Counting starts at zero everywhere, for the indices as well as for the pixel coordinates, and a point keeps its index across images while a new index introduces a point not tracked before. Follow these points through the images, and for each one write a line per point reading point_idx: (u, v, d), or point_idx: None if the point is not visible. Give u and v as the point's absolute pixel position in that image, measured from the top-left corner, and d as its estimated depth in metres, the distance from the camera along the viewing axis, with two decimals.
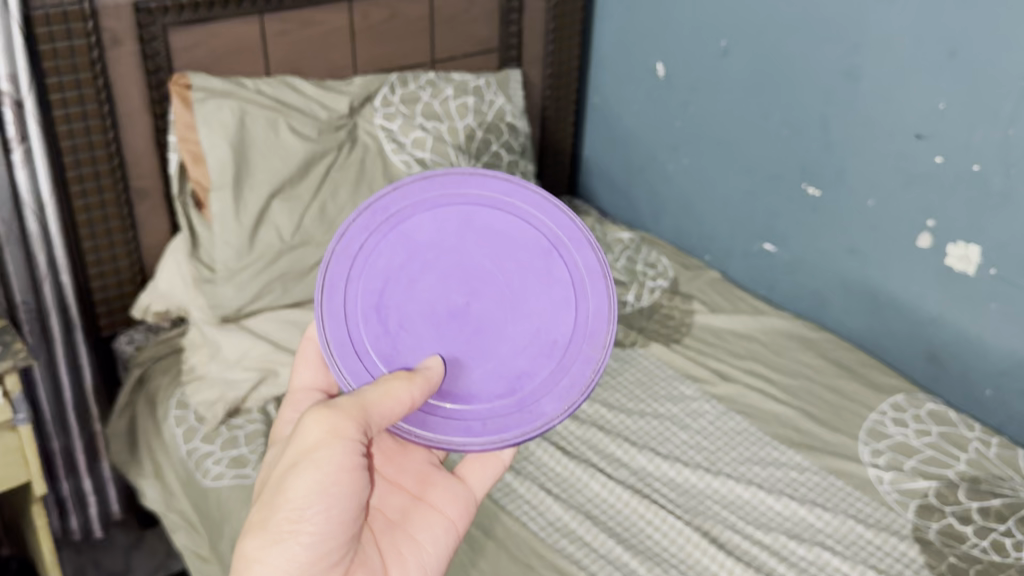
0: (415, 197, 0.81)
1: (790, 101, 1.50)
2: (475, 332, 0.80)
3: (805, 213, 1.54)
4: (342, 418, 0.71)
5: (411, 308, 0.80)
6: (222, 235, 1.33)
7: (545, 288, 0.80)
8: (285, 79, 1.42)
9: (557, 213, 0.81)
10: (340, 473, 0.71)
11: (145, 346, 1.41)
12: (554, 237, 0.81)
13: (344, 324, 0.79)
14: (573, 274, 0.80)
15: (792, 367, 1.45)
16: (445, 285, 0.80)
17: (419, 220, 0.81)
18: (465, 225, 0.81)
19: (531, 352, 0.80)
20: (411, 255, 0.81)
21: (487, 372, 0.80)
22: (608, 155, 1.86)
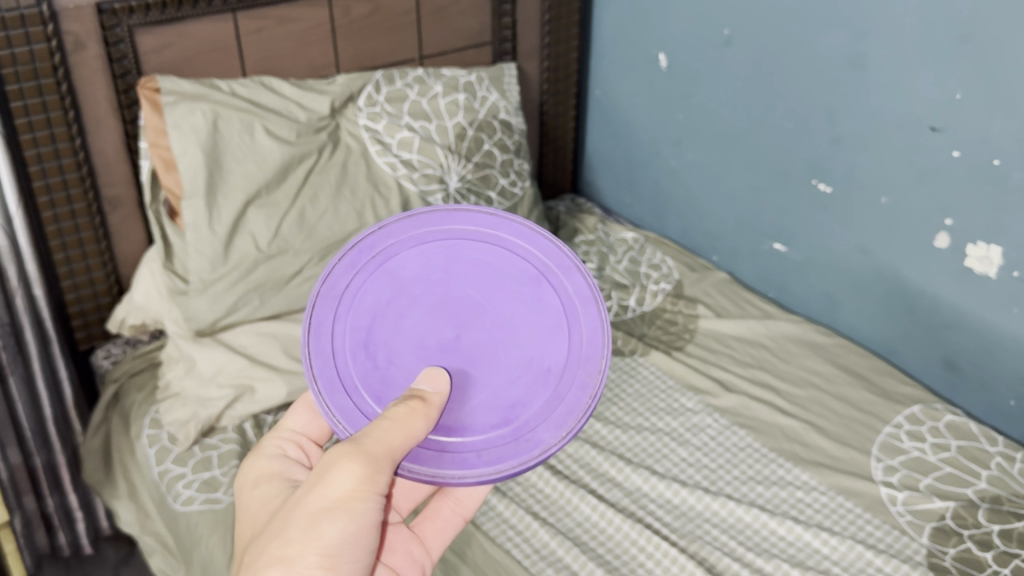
0: (400, 235, 0.79)
1: (795, 92, 1.39)
2: (465, 365, 0.76)
3: (815, 211, 1.43)
4: (381, 472, 0.67)
5: (398, 343, 0.76)
6: (195, 245, 1.28)
7: (534, 314, 0.77)
8: (262, 80, 1.36)
9: (550, 241, 0.79)
10: (364, 530, 0.67)
11: (122, 360, 1.35)
12: (543, 265, 0.78)
13: (332, 362, 0.76)
14: (564, 300, 0.78)
15: (802, 376, 1.36)
16: (434, 319, 0.77)
17: (406, 256, 0.79)
18: (451, 259, 0.79)
19: (526, 382, 0.76)
20: (398, 291, 0.78)
21: (482, 406, 0.75)
22: (611, 150, 1.77)
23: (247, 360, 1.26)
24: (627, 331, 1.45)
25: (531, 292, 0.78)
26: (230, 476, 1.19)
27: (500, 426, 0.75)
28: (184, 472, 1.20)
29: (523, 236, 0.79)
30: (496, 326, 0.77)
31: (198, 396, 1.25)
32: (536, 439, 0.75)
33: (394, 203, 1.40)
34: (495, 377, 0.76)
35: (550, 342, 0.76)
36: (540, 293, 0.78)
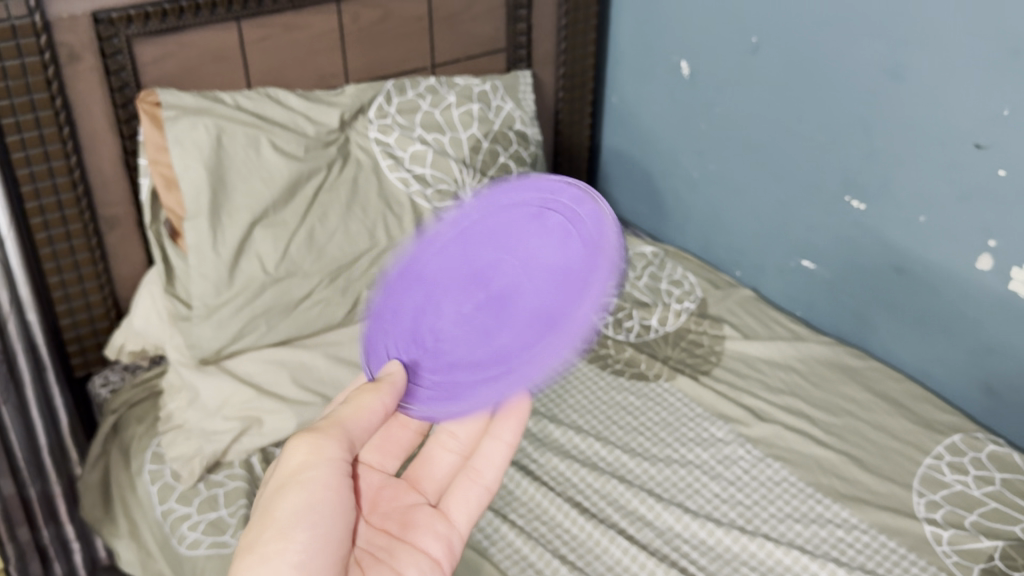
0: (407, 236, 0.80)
1: (826, 103, 1.32)
2: (497, 297, 0.76)
3: (848, 228, 1.37)
4: (326, 439, 0.69)
5: (443, 325, 0.75)
6: (198, 267, 1.21)
7: (537, 226, 0.77)
8: (268, 92, 1.29)
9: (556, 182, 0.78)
10: (325, 491, 0.68)
11: (121, 389, 1.28)
12: (541, 198, 0.78)
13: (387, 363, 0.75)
14: (564, 212, 0.77)
15: (834, 403, 1.30)
16: (455, 261, 0.77)
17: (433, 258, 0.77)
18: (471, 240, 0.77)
19: (555, 284, 0.73)
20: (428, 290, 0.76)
21: (520, 327, 0.74)
22: (628, 159, 1.70)
23: (255, 392, 1.20)
24: (650, 354, 1.39)
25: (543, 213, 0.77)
26: (237, 517, 1.12)
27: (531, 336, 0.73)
28: (188, 512, 1.13)
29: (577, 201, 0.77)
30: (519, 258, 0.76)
31: (203, 429, 1.18)
32: (571, 317, 0.71)
33: (407, 220, 1.33)
34: (529, 298, 0.74)
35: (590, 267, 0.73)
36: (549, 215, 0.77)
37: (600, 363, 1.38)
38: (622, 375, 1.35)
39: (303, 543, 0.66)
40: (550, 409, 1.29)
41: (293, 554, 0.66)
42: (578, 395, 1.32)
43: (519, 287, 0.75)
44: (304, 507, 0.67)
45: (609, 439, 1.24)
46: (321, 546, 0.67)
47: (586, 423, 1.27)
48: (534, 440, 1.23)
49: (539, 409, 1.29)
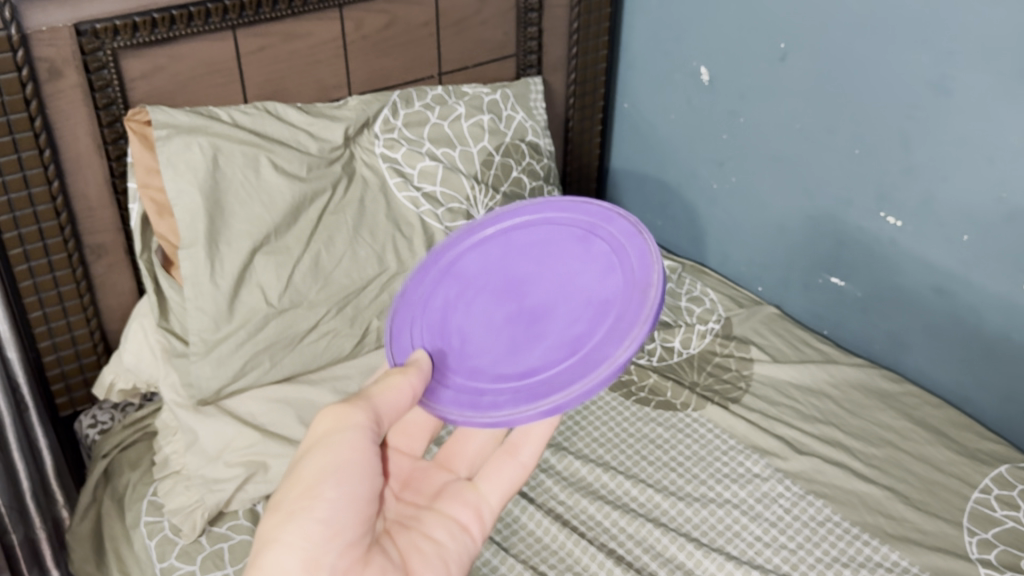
0: (459, 246, 0.95)
1: (862, 114, 1.25)
2: (532, 319, 0.87)
3: (882, 245, 1.30)
4: (352, 406, 0.72)
5: (471, 322, 0.88)
6: (195, 300, 1.11)
7: (580, 259, 0.90)
8: (267, 106, 1.20)
9: (586, 205, 0.95)
10: (353, 452, 0.70)
11: (112, 430, 1.19)
12: (588, 223, 0.93)
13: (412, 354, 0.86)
14: (611, 243, 0.90)
15: (873, 432, 1.23)
16: (499, 299, 0.90)
17: (469, 258, 0.94)
18: (505, 250, 0.94)
19: (587, 316, 0.84)
20: (465, 286, 0.91)
21: (550, 349, 0.84)
22: (640, 168, 1.62)
23: (259, 434, 1.10)
24: (676, 379, 1.31)
25: (595, 259, 0.90)
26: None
27: (572, 358, 0.82)
28: (191, 570, 1.03)
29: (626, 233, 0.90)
30: (556, 281, 0.89)
31: (205, 477, 1.09)
32: (601, 355, 0.80)
33: (417, 244, 1.25)
34: (558, 325, 0.86)
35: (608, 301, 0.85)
36: (592, 247, 0.91)
37: (623, 392, 1.29)
38: (648, 404, 1.27)
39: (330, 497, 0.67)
40: (574, 444, 1.21)
41: (322, 510, 0.67)
42: (603, 427, 1.24)
43: (552, 305, 0.88)
44: (333, 464, 0.69)
45: (640, 477, 1.16)
46: (348, 503, 0.68)
47: (614, 459, 1.19)
48: (560, 479, 1.15)
49: (562, 444, 1.20)
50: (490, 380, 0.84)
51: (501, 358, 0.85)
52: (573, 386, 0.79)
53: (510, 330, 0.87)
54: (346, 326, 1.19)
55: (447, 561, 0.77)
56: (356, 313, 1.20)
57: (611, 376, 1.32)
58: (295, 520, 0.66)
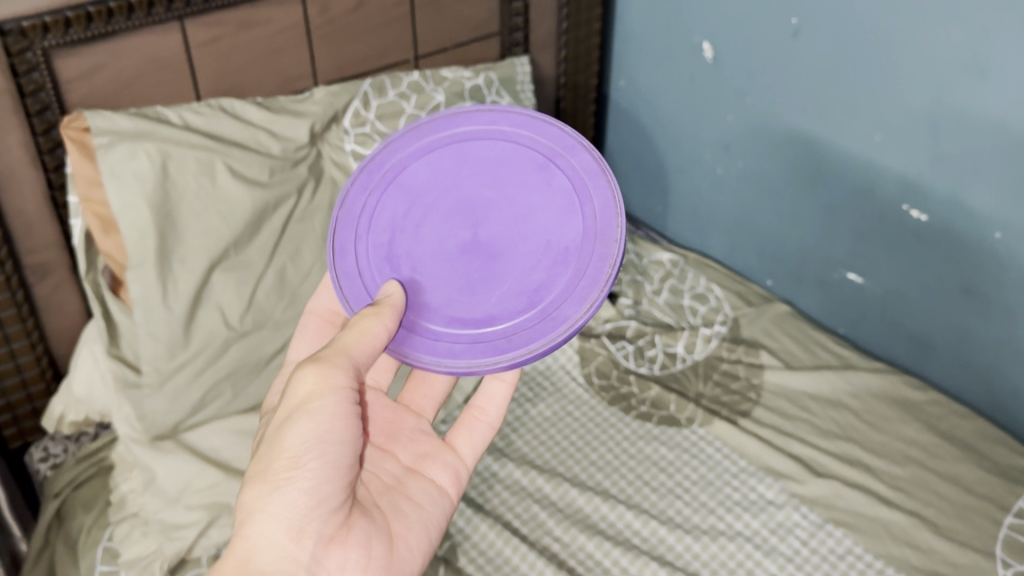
0: (405, 150, 0.81)
1: (882, 97, 1.12)
2: (487, 258, 0.76)
3: (905, 239, 1.19)
4: (330, 370, 0.70)
5: (419, 250, 0.77)
6: (146, 325, 1.00)
7: (545, 197, 0.77)
8: (222, 104, 1.07)
9: (547, 124, 0.79)
10: (332, 420, 0.70)
11: (65, 465, 1.08)
12: (549, 149, 0.78)
13: (359, 281, 0.77)
14: (573, 179, 0.77)
15: (894, 448, 1.14)
16: (451, 220, 0.78)
17: (416, 167, 0.80)
18: (458, 163, 0.80)
19: (544, 263, 0.75)
20: (412, 203, 0.79)
21: (507, 293, 0.75)
22: (639, 150, 1.50)
23: (223, 473, 1.01)
24: (679, 392, 1.20)
25: (557, 196, 0.76)
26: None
27: (527, 309, 0.74)
28: None
29: (589, 169, 0.77)
30: (512, 213, 0.77)
31: (163, 522, 0.99)
32: (560, 315, 0.73)
33: None
34: (516, 264, 0.76)
35: (562, 248, 0.75)
36: (549, 177, 0.77)
37: (623, 407, 1.19)
38: (650, 420, 1.17)
39: (314, 461, 0.68)
40: (570, 469, 1.11)
41: (305, 481, 0.68)
42: (601, 448, 1.13)
43: (509, 240, 0.76)
44: (314, 434, 0.69)
45: (643, 506, 1.06)
46: (332, 471, 0.69)
47: (614, 486, 1.09)
48: (555, 511, 1.06)
49: (558, 469, 1.11)
50: (443, 323, 0.75)
51: (453, 295, 0.76)
52: (532, 345, 0.73)
53: (457, 265, 0.77)
54: None
55: (427, 526, 0.79)
56: None
57: (608, 388, 1.21)
58: (280, 492, 0.68)
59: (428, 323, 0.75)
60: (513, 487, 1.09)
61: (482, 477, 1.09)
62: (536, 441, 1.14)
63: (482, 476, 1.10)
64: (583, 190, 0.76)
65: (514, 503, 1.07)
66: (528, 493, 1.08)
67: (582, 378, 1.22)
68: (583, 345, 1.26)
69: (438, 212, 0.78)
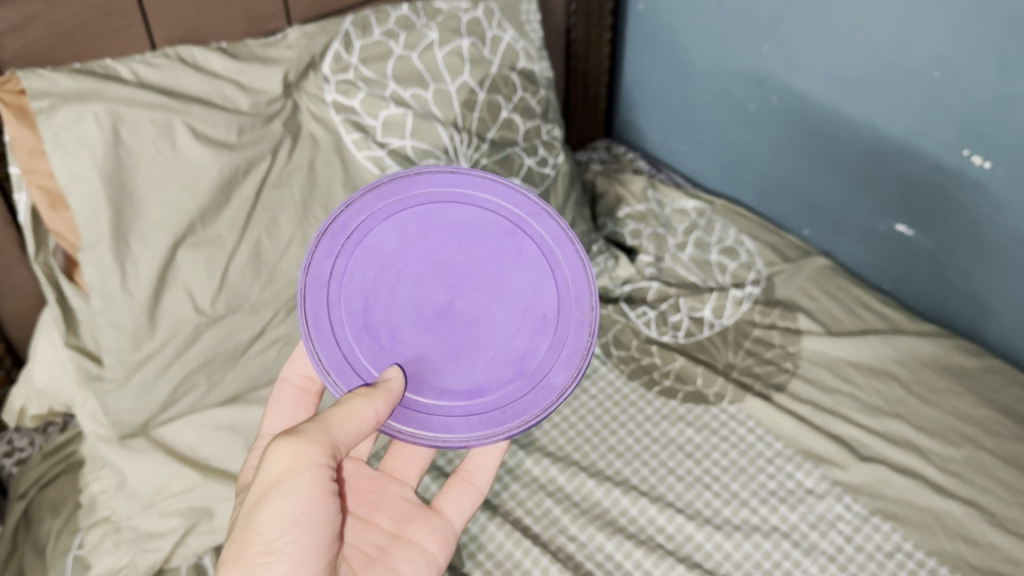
0: (370, 209, 0.72)
1: (944, 26, 0.96)
2: (466, 328, 0.72)
3: (965, 189, 1.04)
4: (308, 444, 0.61)
5: (396, 319, 0.72)
6: (106, 314, 0.88)
7: (517, 266, 0.73)
8: (181, 53, 0.93)
9: (509, 188, 0.74)
10: (309, 502, 0.60)
11: (29, 462, 0.98)
12: (515, 215, 0.74)
13: (339, 351, 0.70)
14: (541, 246, 0.74)
15: (948, 424, 1.02)
16: (426, 285, 0.72)
17: (381, 231, 0.72)
18: (426, 227, 0.73)
19: (525, 331, 0.73)
20: (382, 267, 0.72)
21: (490, 362, 0.72)
22: (658, 84, 1.35)
23: (199, 475, 0.91)
24: (707, 364, 1.09)
25: (528, 263, 0.73)
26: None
27: (515, 379, 0.72)
28: None
29: (558, 238, 0.74)
30: (486, 282, 0.73)
31: (136, 531, 0.89)
32: (550, 383, 0.72)
33: None
34: (496, 334, 0.73)
35: (544, 319, 0.73)
36: (517, 244, 0.74)
37: (644, 382, 1.07)
38: (675, 397, 1.06)
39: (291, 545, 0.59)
40: (587, 456, 1.00)
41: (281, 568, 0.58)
42: (620, 431, 1.02)
43: (487, 310, 0.73)
44: (290, 517, 0.59)
45: (667, 499, 0.96)
46: (309, 557, 0.60)
47: (635, 475, 0.98)
48: (570, 506, 0.95)
49: (573, 457, 1.00)
50: (428, 393, 0.71)
51: (436, 365, 0.72)
52: (527, 416, 0.71)
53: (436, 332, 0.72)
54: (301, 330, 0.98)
55: None
56: None
57: (628, 360, 1.10)
58: None
59: (412, 393, 0.71)
60: (524, 479, 0.98)
61: None
62: (549, 424, 1.03)
63: None
64: (558, 260, 0.74)
65: (525, 498, 0.96)
66: (541, 485, 0.97)
67: (599, 350, 1.11)
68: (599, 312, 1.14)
69: (411, 275, 0.72)
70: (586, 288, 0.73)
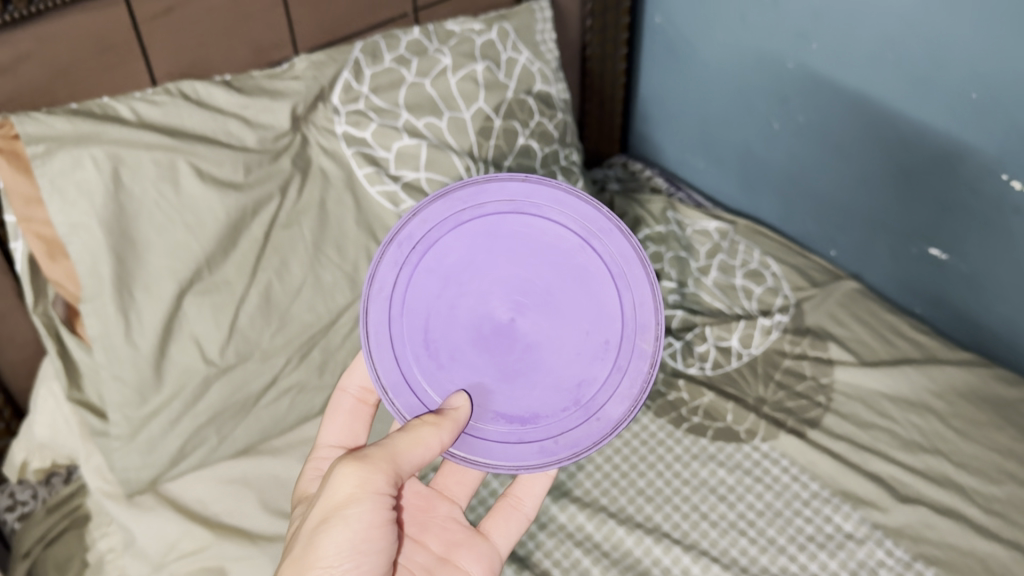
0: (437, 219, 0.69)
1: (983, 46, 0.92)
2: (527, 350, 0.69)
3: (1003, 215, 1.00)
4: (375, 472, 0.60)
5: (456, 336, 0.69)
6: (111, 367, 0.84)
7: (583, 285, 0.69)
8: (183, 88, 0.88)
9: (581, 200, 0.69)
10: (370, 531, 0.60)
11: (33, 516, 0.94)
12: (585, 229, 0.69)
13: (395, 363, 0.68)
14: (610, 266, 0.69)
15: (989, 460, 0.98)
16: (487, 301, 0.69)
17: (447, 242, 0.69)
18: (493, 238, 0.69)
19: (586, 356, 0.69)
20: (444, 282, 0.69)
21: (547, 388, 0.69)
22: (676, 99, 1.31)
23: (211, 534, 0.86)
24: (736, 398, 1.05)
25: (594, 284, 0.69)
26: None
27: (571, 407, 0.68)
28: None
29: (627, 256, 0.68)
30: (550, 301, 0.69)
31: None
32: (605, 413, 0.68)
33: None
34: (557, 357, 0.69)
35: (606, 344, 0.69)
36: (585, 262, 0.69)
37: (672, 419, 1.04)
38: (704, 435, 1.02)
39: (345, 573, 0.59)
40: (615, 501, 0.96)
41: None
42: (648, 473, 0.98)
43: (549, 331, 0.69)
44: (349, 545, 0.59)
45: (701, 547, 0.92)
46: None
47: (667, 521, 0.94)
48: (599, 556, 0.91)
49: (601, 501, 0.96)
50: (484, 417, 0.69)
51: (492, 388, 0.69)
52: (580, 447, 0.68)
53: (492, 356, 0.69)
54: (314, 377, 0.94)
55: None
56: (325, 359, 0.95)
57: (654, 396, 1.06)
58: None
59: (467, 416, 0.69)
60: (550, 527, 0.93)
61: None
62: (574, 467, 0.99)
63: None
64: (626, 282, 0.68)
65: (552, 548, 0.91)
66: (568, 533, 0.93)
67: None
68: None
69: (471, 292, 0.69)
70: (652, 314, 0.68)
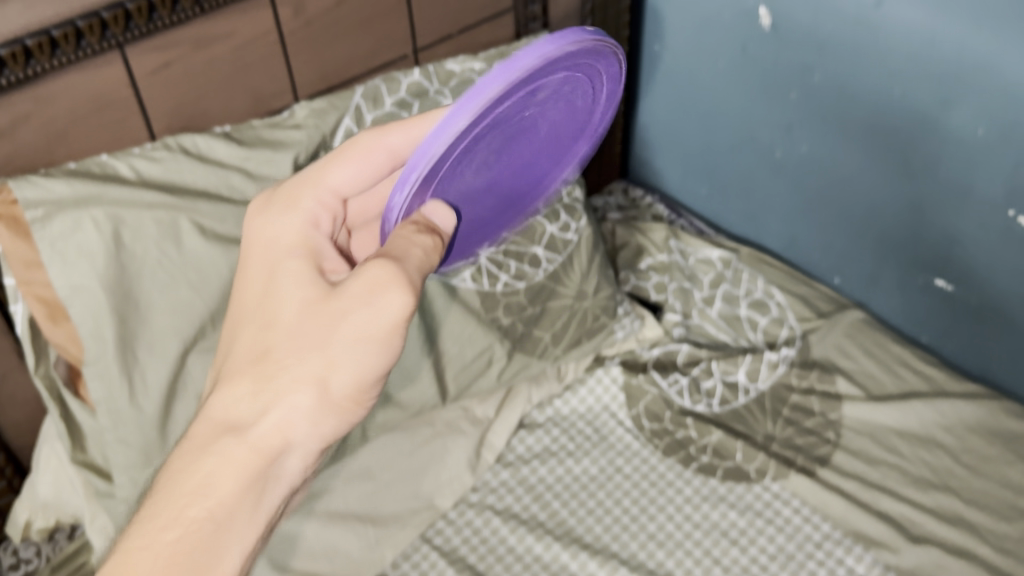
0: (556, 65, 0.60)
1: (993, 87, 0.91)
2: (487, 185, 0.70)
3: (1012, 251, 0.99)
4: (407, 286, 0.58)
5: (470, 161, 0.64)
6: (114, 430, 0.84)
7: (553, 141, 0.73)
8: (182, 143, 0.86)
9: (608, 86, 0.71)
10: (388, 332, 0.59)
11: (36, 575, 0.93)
12: (587, 108, 0.72)
13: (426, 177, 0.61)
14: (579, 128, 0.75)
15: (999, 497, 0.97)
16: (502, 145, 0.66)
17: (542, 82, 0.61)
18: (557, 86, 0.64)
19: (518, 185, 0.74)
20: (502, 116, 0.62)
21: (484, 189, 0.71)
22: (675, 124, 1.29)
23: None
24: (745, 437, 1.05)
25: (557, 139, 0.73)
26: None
27: (492, 192, 0.72)
28: None
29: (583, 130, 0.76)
30: (531, 146, 0.70)
31: None
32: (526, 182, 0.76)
33: None
34: (507, 172, 0.71)
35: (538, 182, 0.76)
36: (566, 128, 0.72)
37: (681, 458, 1.05)
38: (714, 475, 1.02)
39: (347, 372, 0.58)
40: (626, 546, 0.96)
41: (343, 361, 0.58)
42: (658, 516, 0.99)
43: (518, 155, 0.70)
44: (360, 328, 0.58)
45: None
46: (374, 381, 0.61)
47: (678, 566, 0.94)
48: None
49: (612, 548, 0.96)
50: (450, 192, 0.67)
51: (462, 181, 0.67)
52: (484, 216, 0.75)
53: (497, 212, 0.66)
54: None
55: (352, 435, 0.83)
56: None
57: (661, 434, 1.07)
58: (297, 399, 0.58)
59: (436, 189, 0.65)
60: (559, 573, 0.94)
61: (525, 564, 0.95)
62: (581, 510, 1.00)
63: (525, 562, 0.95)
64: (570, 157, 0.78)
65: None
66: None
67: (630, 423, 1.09)
68: (628, 381, 1.12)
69: (499, 136, 0.64)
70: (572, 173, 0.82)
